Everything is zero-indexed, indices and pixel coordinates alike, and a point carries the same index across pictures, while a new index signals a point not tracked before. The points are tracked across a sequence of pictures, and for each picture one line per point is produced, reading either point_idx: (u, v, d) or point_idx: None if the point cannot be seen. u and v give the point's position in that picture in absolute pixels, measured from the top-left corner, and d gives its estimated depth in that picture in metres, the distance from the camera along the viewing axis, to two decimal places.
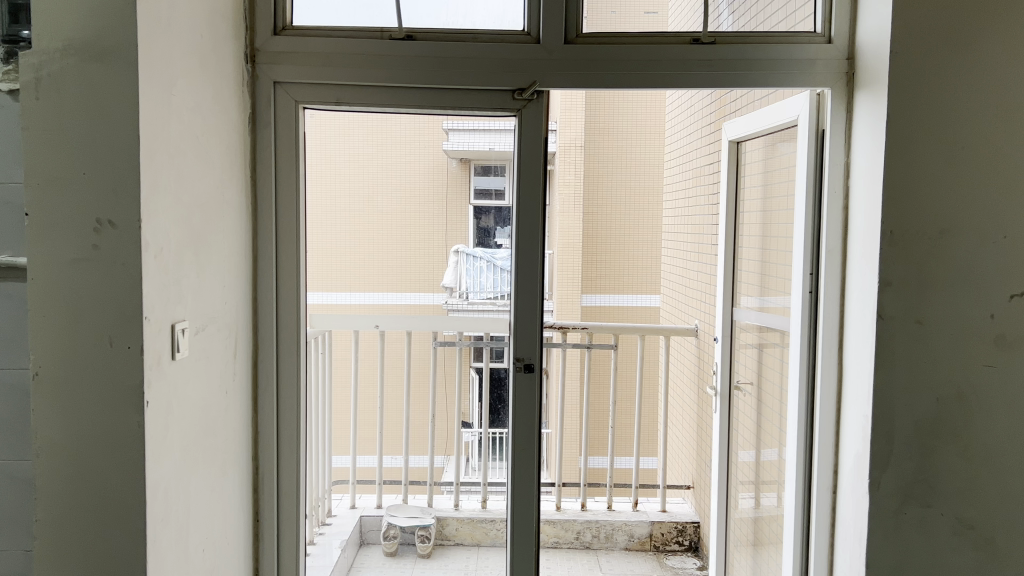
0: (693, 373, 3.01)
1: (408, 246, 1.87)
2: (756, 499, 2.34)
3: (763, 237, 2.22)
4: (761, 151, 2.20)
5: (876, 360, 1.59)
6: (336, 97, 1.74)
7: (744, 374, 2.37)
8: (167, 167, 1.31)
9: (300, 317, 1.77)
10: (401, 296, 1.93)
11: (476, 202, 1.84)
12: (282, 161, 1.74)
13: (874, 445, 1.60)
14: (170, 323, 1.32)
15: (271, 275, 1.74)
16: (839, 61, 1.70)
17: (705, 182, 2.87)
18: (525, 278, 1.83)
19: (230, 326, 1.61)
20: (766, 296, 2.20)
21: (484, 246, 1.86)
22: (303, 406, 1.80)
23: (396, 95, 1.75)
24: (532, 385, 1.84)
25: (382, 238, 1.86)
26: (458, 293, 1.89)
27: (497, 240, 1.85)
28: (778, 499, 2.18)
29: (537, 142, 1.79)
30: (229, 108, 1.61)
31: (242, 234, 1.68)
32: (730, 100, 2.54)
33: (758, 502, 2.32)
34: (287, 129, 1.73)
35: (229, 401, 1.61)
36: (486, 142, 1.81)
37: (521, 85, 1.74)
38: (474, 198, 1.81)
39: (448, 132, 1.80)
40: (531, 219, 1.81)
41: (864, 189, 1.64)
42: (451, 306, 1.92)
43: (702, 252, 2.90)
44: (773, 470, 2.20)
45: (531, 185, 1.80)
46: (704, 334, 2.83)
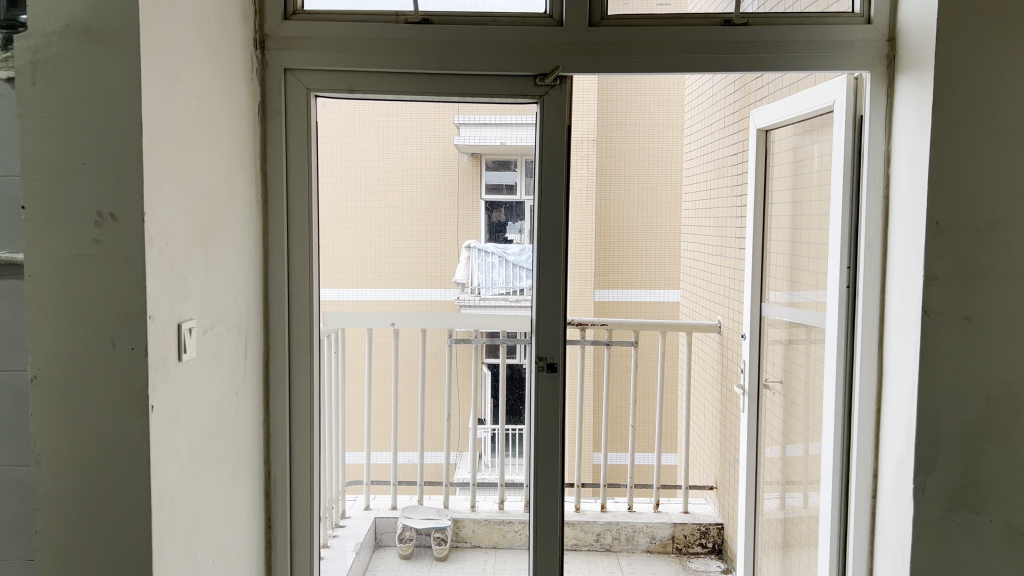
0: (716, 371, 2.93)
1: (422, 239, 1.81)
2: (783, 500, 2.26)
3: (793, 228, 2.13)
4: (791, 139, 2.11)
5: (921, 358, 1.50)
6: (349, 84, 1.66)
7: (773, 372, 2.27)
8: (172, 156, 1.23)
9: (313, 315, 1.70)
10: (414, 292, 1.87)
11: (488, 197, 1.80)
12: (294, 152, 1.66)
13: (919, 449, 1.52)
14: (176, 322, 1.25)
15: (283, 271, 1.66)
16: (880, 43, 1.61)
17: (729, 173, 2.79)
18: (546, 284, 1.73)
19: (240, 324, 1.53)
20: (796, 290, 2.11)
21: (496, 241, 1.82)
22: (316, 407, 1.72)
23: (412, 81, 1.66)
24: (555, 387, 1.76)
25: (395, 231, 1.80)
26: (470, 288, 1.90)
27: (509, 236, 1.79)
28: (807, 501, 2.10)
29: (559, 128, 1.70)
30: (237, 96, 1.53)
31: (251, 229, 1.60)
32: (757, 87, 2.45)
33: (786, 502, 2.25)
34: (298, 118, 1.65)
35: (240, 404, 1.54)
36: (498, 137, 1.76)
37: (543, 70, 1.65)
38: (485, 193, 1.79)
39: (459, 128, 1.77)
40: (553, 209, 1.71)
41: (908, 177, 1.55)
42: (463, 301, 1.96)
43: (726, 245, 2.81)
44: (805, 471, 2.11)
45: (554, 175, 1.71)
46: (728, 330, 2.75)
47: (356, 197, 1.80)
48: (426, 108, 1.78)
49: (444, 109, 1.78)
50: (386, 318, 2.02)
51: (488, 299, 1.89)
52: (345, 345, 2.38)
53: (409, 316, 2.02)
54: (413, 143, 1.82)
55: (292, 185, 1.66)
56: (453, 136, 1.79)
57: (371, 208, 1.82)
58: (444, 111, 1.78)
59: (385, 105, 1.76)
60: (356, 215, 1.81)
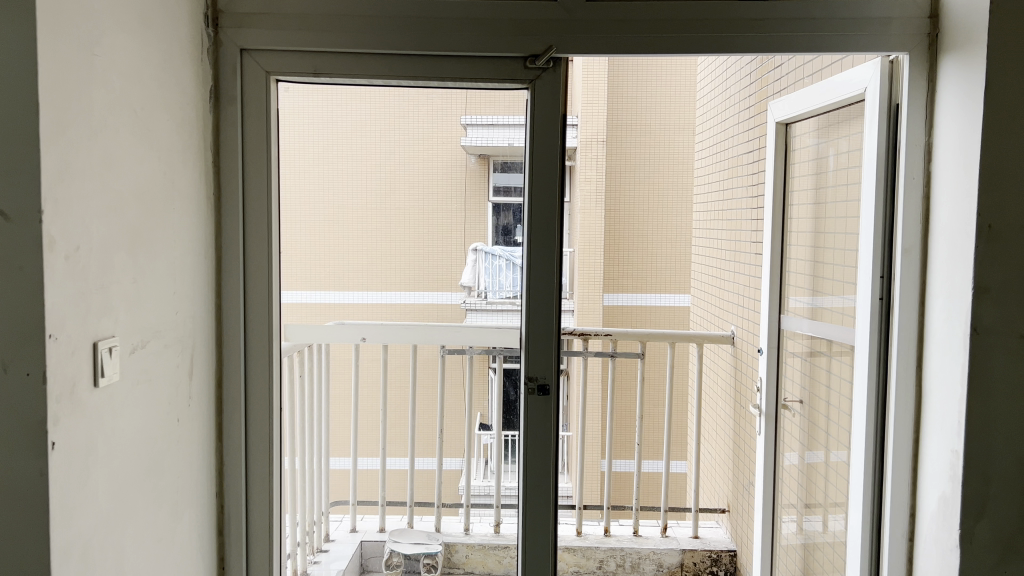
0: (729, 386, 2.72)
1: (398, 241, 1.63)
2: (800, 523, 2.07)
3: (815, 230, 1.93)
4: (815, 131, 1.91)
5: (970, 384, 1.30)
6: (314, 67, 1.46)
7: (792, 390, 2.06)
8: (85, 145, 1.04)
9: (272, 329, 1.50)
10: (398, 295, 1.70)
11: (495, 199, 1.58)
12: (252, 144, 1.46)
13: (967, 489, 1.31)
14: (90, 340, 1.05)
15: (238, 279, 1.47)
16: (919, 19, 1.41)
17: (744, 171, 2.59)
18: (537, 291, 1.53)
19: (184, 339, 1.34)
20: (818, 298, 1.91)
21: (505, 245, 1.58)
22: (277, 433, 1.53)
23: (384, 64, 1.47)
24: (548, 411, 1.55)
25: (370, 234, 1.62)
26: (478, 293, 1.69)
27: (518, 239, 1.56)
28: (827, 525, 1.90)
29: (553, 125, 1.50)
30: (182, 78, 1.33)
31: (200, 231, 1.40)
32: (776, 78, 2.24)
33: (804, 526, 2.05)
34: (256, 105, 1.46)
35: (184, 432, 1.35)
36: (502, 137, 1.56)
37: (534, 51, 1.45)
38: (494, 196, 1.58)
39: (466, 128, 1.58)
40: (547, 217, 1.52)
41: (953, 174, 1.35)
42: (470, 306, 1.71)
43: (740, 250, 2.61)
44: (826, 492, 1.91)
45: (546, 178, 1.51)
46: (743, 342, 2.54)
47: (324, 193, 1.59)
48: (404, 94, 1.58)
49: (425, 95, 1.58)
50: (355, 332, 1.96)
51: (494, 303, 1.68)
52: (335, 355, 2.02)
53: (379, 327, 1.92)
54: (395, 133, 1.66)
55: (249, 181, 1.47)
56: (460, 138, 1.60)
57: (343, 206, 1.61)
58: (425, 97, 1.58)
59: (358, 90, 1.56)
60: (326, 214, 1.61)
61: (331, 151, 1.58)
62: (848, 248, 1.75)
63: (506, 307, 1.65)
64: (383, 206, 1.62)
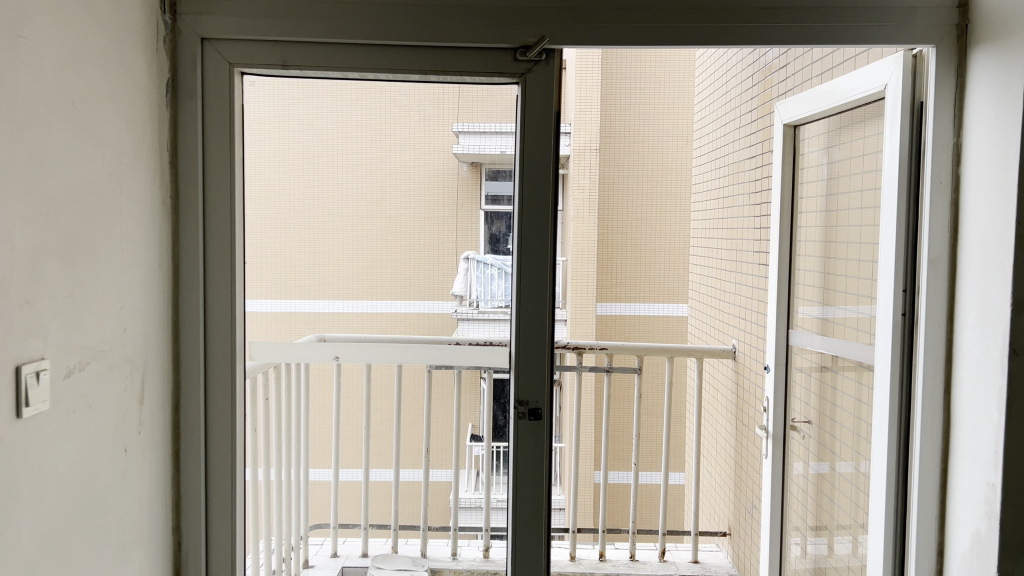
0: (730, 403, 2.60)
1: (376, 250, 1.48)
2: (805, 547, 1.97)
3: (827, 239, 1.80)
4: (825, 135, 1.79)
5: (1009, 411, 1.17)
6: (282, 59, 1.32)
7: (800, 411, 1.93)
8: (8, 140, 0.90)
9: (236, 347, 1.37)
10: (384, 304, 1.55)
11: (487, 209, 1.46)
12: (214, 144, 1.33)
13: (1005, 528, 1.18)
14: (14, 365, 0.91)
15: (198, 292, 1.33)
16: (947, 9, 1.29)
17: (746, 178, 2.47)
18: (530, 308, 1.39)
19: (133, 359, 1.20)
20: (830, 313, 1.79)
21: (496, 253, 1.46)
22: (241, 461, 1.39)
23: (360, 56, 1.33)
24: (540, 438, 1.41)
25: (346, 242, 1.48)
26: (469, 302, 1.53)
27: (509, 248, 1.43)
28: (834, 548, 1.82)
29: (546, 125, 1.36)
30: (133, 68, 1.20)
31: (154, 239, 1.27)
32: (783, 79, 2.12)
33: (809, 551, 1.95)
34: (218, 101, 1.32)
35: (133, 463, 1.21)
36: (493, 144, 1.41)
37: (526, 42, 1.32)
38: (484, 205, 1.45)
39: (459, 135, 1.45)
40: (538, 226, 1.38)
41: (987, 178, 1.22)
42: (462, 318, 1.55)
43: (742, 260, 2.49)
44: (834, 515, 1.82)
45: (538, 184, 1.37)
46: (746, 356, 2.42)
47: (295, 197, 1.46)
48: (383, 89, 1.45)
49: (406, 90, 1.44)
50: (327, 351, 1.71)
51: (485, 314, 1.51)
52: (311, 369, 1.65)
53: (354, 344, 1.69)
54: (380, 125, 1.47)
55: (209, 184, 1.33)
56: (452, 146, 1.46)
57: (320, 213, 1.49)
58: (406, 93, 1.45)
59: (332, 85, 1.43)
60: (297, 219, 1.47)
61: (302, 152, 1.45)
62: (865, 260, 1.63)
63: (497, 319, 1.48)
64: (366, 210, 1.48)
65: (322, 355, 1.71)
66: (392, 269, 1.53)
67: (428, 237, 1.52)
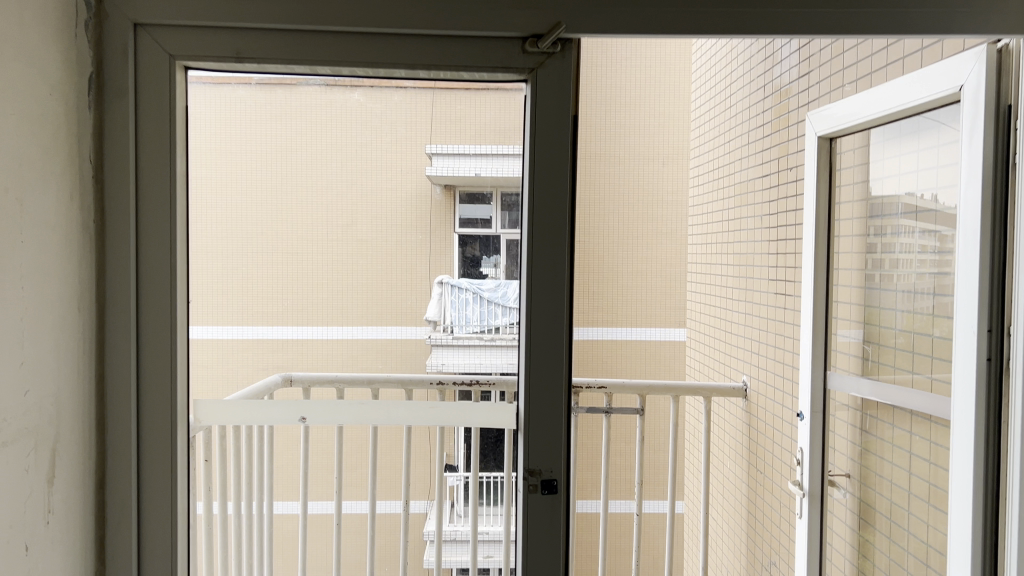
0: (744, 447, 2.36)
1: (352, 287, 1.23)
2: None
3: (868, 270, 1.59)
4: (864, 152, 1.59)
5: None
6: (235, 49, 1.07)
7: (837, 466, 1.71)
8: None
9: (177, 406, 1.10)
10: (357, 330, 1.24)
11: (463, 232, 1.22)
12: (149, 155, 1.07)
13: None
14: None
15: (129, 340, 1.07)
16: None
17: (758, 200, 2.26)
18: (544, 354, 1.14)
19: (37, 428, 0.93)
20: (875, 353, 1.56)
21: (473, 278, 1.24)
22: (182, 549, 1.12)
23: (332, 46, 1.08)
24: (555, 518, 1.15)
25: (316, 278, 1.23)
26: (444, 327, 1.25)
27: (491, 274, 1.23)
28: None
29: (560, 134, 1.12)
30: (42, 58, 0.94)
31: (70, 274, 1.00)
32: (809, 87, 1.91)
33: None
34: (155, 103, 1.07)
35: (37, 562, 0.93)
36: (469, 169, 1.19)
37: (537, 30, 1.08)
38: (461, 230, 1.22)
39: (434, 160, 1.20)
40: (551, 261, 1.13)
41: None
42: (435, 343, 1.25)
43: (756, 291, 2.26)
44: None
45: (550, 208, 1.13)
46: (765, 398, 2.19)
47: (252, 222, 1.20)
48: (362, 96, 1.19)
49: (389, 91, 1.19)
50: (294, 410, 1.22)
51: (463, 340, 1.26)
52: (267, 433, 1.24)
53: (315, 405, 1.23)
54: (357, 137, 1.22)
55: (144, 205, 1.07)
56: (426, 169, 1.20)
57: (279, 231, 1.21)
58: (388, 94, 1.19)
59: (301, 88, 1.18)
60: (258, 243, 1.20)
61: (260, 164, 1.18)
62: (921, 297, 1.41)
63: (475, 346, 1.25)
64: (341, 228, 1.21)
65: (286, 417, 1.22)
66: (369, 299, 1.23)
67: (410, 266, 1.23)
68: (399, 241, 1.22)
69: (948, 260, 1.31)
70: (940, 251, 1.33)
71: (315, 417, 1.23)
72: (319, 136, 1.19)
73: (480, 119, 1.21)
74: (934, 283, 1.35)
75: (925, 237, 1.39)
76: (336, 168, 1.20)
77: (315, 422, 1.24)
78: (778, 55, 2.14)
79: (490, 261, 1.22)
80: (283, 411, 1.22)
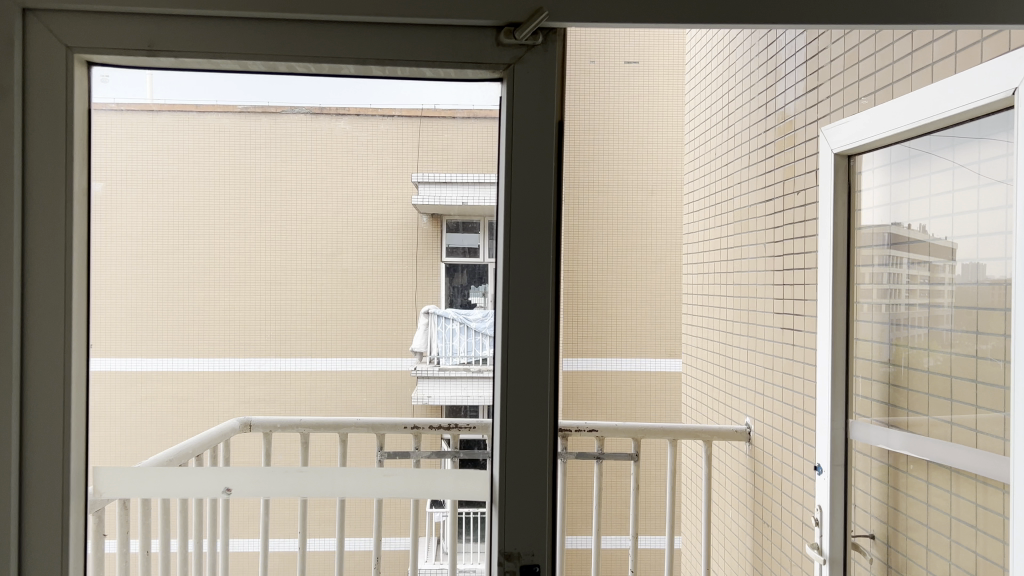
0: (748, 493, 2.17)
1: (306, 334, 1.00)
2: None
3: (894, 305, 1.41)
4: (886, 171, 1.41)
5: None
6: (147, 40, 0.88)
7: (862, 526, 1.50)
8: None
9: (72, 474, 0.91)
10: (338, 363, 1.01)
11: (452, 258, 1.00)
12: (40, 168, 0.88)
13: None
14: None
15: (10, 393, 0.87)
16: None
17: (760, 226, 2.08)
18: (521, 411, 0.94)
19: None
20: (901, 399, 1.38)
21: (464, 306, 1.00)
22: None
23: (266, 37, 0.89)
24: None
25: (273, 325, 1.00)
26: (429, 359, 1.01)
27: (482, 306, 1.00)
28: None
29: (545, 146, 0.93)
30: None
31: None
32: (819, 102, 1.74)
33: None
34: (48, 104, 0.88)
35: None
36: (454, 197, 0.99)
37: (514, 18, 0.90)
38: (450, 254, 0.99)
39: (422, 188, 0.99)
40: (533, 302, 0.94)
41: None
42: (421, 375, 1.01)
43: (760, 325, 2.08)
44: None
45: (531, 236, 0.94)
46: (774, 442, 1.99)
47: (184, 253, 0.98)
48: (348, 125, 0.99)
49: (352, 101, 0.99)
50: (217, 480, 0.98)
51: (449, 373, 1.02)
52: (205, 511, 1.00)
53: (244, 471, 0.99)
54: (343, 168, 0.99)
55: (31, 227, 0.88)
56: (414, 198, 0.99)
57: (235, 271, 0.99)
58: (375, 121, 0.99)
59: (286, 118, 0.98)
60: (198, 283, 0.98)
61: (225, 187, 0.98)
62: (950, 335, 1.25)
63: (460, 379, 1.01)
64: (319, 267, 1.00)
65: (206, 488, 0.97)
66: (337, 353, 1.01)
67: (394, 296, 1.01)
68: (383, 277, 1.00)
69: (938, 291, 1.27)
70: (931, 280, 1.29)
71: (244, 488, 0.99)
72: (289, 160, 0.99)
73: (475, 139, 1.00)
74: (925, 315, 1.31)
75: (914, 268, 1.34)
76: (322, 197, 0.99)
77: (244, 494, 0.99)
78: (781, 69, 1.97)
79: (477, 290, 1.00)
80: (203, 480, 0.97)
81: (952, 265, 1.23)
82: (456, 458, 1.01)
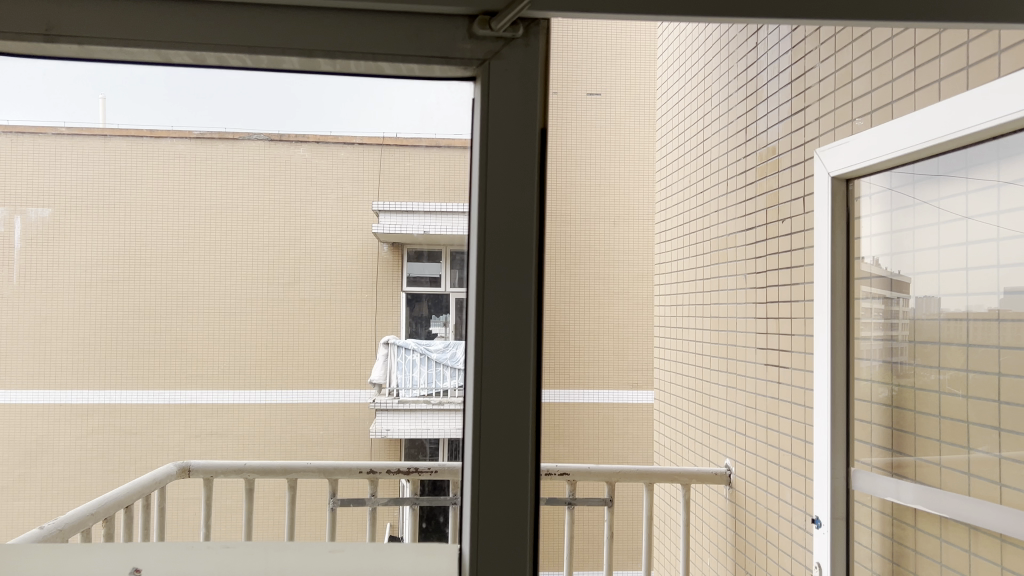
0: (728, 542, 2.03)
1: (244, 384, 0.85)
2: None
3: (894, 343, 1.29)
4: (886, 197, 1.29)
5: None
6: (48, 22, 0.73)
7: None
8: None
9: None
10: (294, 396, 0.85)
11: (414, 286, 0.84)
12: None
13: None
14: None
15: None
16: None
17: (739, 255, 1.97)
18: (495, 476, 0.77)
19: None
20: (903, 443, 1.26)
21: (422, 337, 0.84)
22: None
23: (191, 23, 0.74)
24: None
25: (207, 375, 0.84)
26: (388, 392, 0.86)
27: (442, 337, 0.83)
28: None
29: (525, 152, 0.78)
30: None
31: None
32: (805, 125, 1.64)
33: None
34: None
35: None
36: (416, 225, 0.83)
37: (490, 6, 0.76)
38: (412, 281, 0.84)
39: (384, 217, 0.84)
40: (508, 336, 0.77)
41: None
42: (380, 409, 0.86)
43: (739, 361, 1.96)
44: None
45: (508, 258, 0.77)
46: (758, 489, 1.86)
47: (102, 282, 0.82)
48: (308, 154, 0.85)
49: (306, 122, 0.84)
50: (123, 557, 0.77)
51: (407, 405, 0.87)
52: None
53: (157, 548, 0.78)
54: (293, 190, 0.84)
55: None
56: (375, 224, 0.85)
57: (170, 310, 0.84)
58: (336, 151, 0.85)
59: (244, 146, 0.84)
60: (121, 318, 0.83)
61: (157, 213, 0.83)
62: (957, 373, 1.14)
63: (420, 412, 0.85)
64: (272, 299, 0.85)
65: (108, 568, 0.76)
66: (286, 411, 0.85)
67: (351, 332, 0.86)
68: (342, 315, 0.85)
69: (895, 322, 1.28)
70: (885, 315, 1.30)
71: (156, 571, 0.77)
72: (240, 186, 0.84)
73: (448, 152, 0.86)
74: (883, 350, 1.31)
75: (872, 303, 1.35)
76: (273, 225, 0.84)
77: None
78: (763, 91, 1.87)
79: (438, 319, 0.83)
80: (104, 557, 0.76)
81: (905, 299, 1.25)
82: (416, 505, 0.89)
